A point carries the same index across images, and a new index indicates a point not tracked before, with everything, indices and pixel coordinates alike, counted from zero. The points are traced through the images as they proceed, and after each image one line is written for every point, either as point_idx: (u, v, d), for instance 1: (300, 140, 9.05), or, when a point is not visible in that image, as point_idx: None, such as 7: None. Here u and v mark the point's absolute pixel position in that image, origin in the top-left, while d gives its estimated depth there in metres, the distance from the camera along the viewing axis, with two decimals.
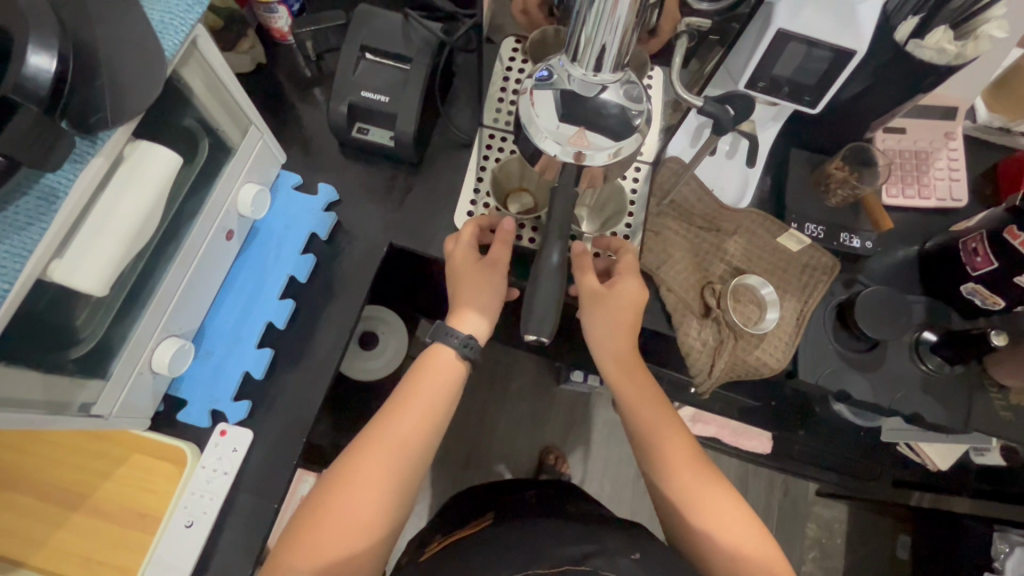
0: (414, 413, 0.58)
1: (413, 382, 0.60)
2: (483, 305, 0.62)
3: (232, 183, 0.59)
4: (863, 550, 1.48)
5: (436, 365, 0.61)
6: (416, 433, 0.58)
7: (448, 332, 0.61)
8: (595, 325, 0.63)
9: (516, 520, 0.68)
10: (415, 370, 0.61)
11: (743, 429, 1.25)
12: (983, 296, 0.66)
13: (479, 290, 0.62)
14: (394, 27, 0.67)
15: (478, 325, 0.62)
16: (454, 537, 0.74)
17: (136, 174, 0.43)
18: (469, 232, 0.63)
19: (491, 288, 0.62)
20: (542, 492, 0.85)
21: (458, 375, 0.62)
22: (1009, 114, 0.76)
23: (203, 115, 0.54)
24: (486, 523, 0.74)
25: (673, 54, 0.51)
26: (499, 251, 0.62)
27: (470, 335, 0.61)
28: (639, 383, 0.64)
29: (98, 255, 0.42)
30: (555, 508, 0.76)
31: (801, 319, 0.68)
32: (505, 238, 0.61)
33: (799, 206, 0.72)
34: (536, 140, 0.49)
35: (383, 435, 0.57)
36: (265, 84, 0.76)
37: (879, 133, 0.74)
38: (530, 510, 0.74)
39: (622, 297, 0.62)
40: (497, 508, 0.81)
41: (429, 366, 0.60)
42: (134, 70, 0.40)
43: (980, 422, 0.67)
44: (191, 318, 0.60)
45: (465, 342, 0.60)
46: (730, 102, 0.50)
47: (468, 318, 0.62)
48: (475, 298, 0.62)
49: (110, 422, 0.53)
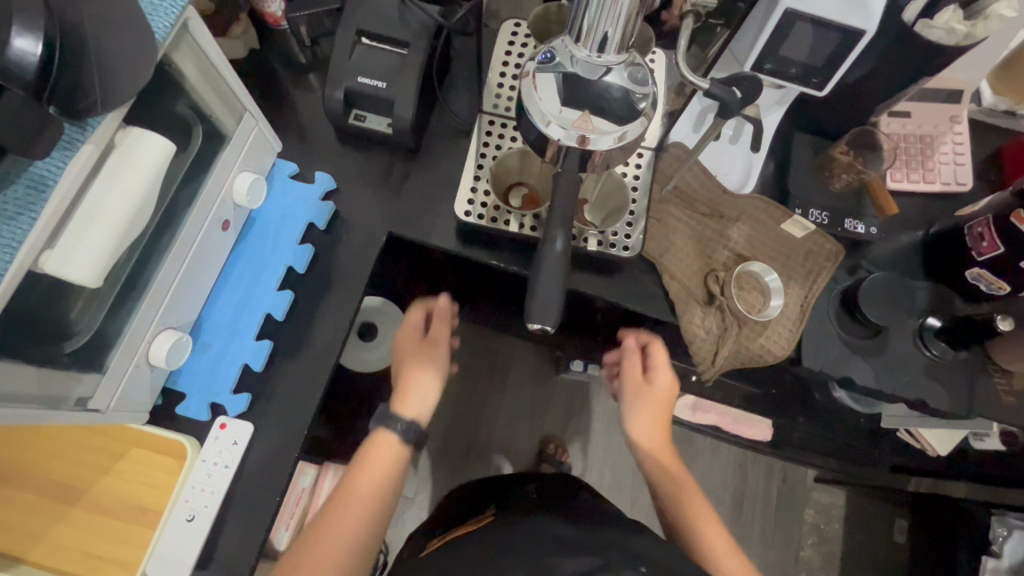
0: (361, 501, 0.56)
1: (360, 467, 0.58)
2: (427, 385, 0.65)
3: (227, 172, 0.58)
4: (861, 534, 1.50)
5: (382, 449, 0.60)
6: (360, 530, 0.55)
7: (391, 417, 0.62)
8: (636, 420, 0.68)
9: (520, 518, 0.68)
10: (362, 455, 0.60)
11: (744, 418, 1.24)
12: (988, 281, 0.66)
13: (421, 367, 0.66)
14: (390, 10, 0.66)
15: (423, 406, 0.64)
16: (455, 532, 0.75)
17: (128, 163, 0.42)
18: (414, 316, 0.70)
19: (429, 372, 0.65)
20: (544, 486, 0.85)
21: (403, 461, 0.61)
22: (1014, 96, 0.75)
23: (195, 101, 0.52)
24: (489, 516, 0.74)
25: (679, 34, 0.50)
26: (438, 333, 0.68)
27: (414, 420, 0.62)
28: (656, 445, 0.68)
29: (90, 245, 0.40)
30: (561, 504, 0.75)
31: (805, 307, 0.68)
32: (443, 315, 0.69)
33: (803, 192, 0.71)
34: (539, 125, 0.47)
35: (328, 529, 0.54)
36: (259, 71, 0.75)
37: (883, 116, 0.73)
38: (537, 505, 0.75)
39: (661, 386, 0.69)
40: (497, 502, 0.82)
41: (376, 453, 0.60)
42: (123, 54, 0.39)
43: (986, 407, 0.67)
44: (187, 311, 0.59)
45: (408, 426, 0.61)
46: (737, 84, 0.49)
47: (413, 396, 0.64)
48: (418, 370, 0.66)
49: (107, 417, 0.52)
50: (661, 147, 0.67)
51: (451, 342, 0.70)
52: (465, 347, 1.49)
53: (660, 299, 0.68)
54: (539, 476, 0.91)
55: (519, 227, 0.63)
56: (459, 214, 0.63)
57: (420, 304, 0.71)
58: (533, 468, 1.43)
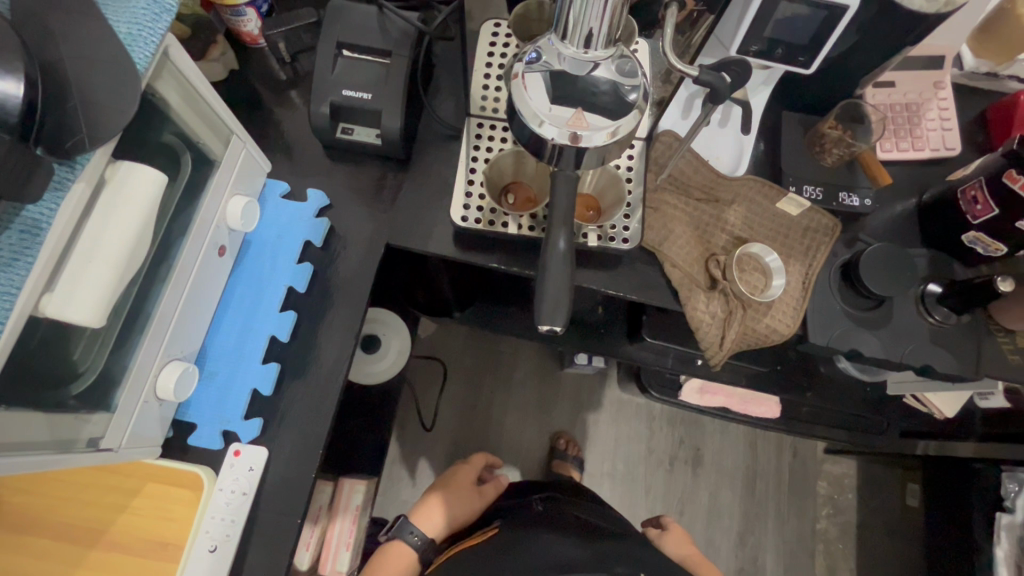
0: None
1: (383, 564, 0.89)
2: (456, 499, 1.01)
3: (219, 197, 0.57)
4: (873, 501, 1.52)
5: (398, 553, 0.90)
6: None
7: (410, 530, 0.93)
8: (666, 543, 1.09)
9: (524, 531, 0.85)
10: (385, 554, 0.90)
11: (752, 397, 1.25)
12: (985, 244, 0.66)
13: (460, 494, 1.03)
14: (369, 21, 0.65)
15: (431, 523, 0.95)
16: (461, 546, 0.86)
17: (120, 197, 0.41)
18: (471, 466, 1.12)
19: (465, 487, 1.05)
20: (547, 496, 0.97)
21: (412, 559, 0.91)
22: (994, 58, 0.75)
23: (181, 128, 0.52)
24: (495, 532, 0.86)
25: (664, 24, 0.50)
26: (486, 488, 1.07)
27: (423, 532, 0.93)
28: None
29: (90, 284, 0.40)
30: (559, 512, 0.91)
31: (807, 284, 0.68)
32: (496, 484, 1.08)
33: (796, 169, 0.71)
34: (532, 126, 0.47)
35: None
36: (239, 91, 0.74)
37: (869, 87, 0.73)
38: (539, 519, 0.88)
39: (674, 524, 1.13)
40: (503, 516, 0.93)
41: (395, 549, 0.90)
42: (107, 89, 0.38)
43: (990, 368, 0.68)
44: (191, 341, 0.58)
45: (420, 535, 0.92)
46: (726, 70, 0.49)
47: (433, 512, 0.97)
48: (449, 494, 1.01)
49: (120, 455, 0.51)
50: (652, 134, 0.67)
51: (492, 488, 1.08)
52: (469, 350, 1.48)
53: (664, 289, 0.68)
54: (542, 488, 1.02)
55: (517, 228, 0.62)
56: (456, 219, 0.63)
57: (481, 456, 1.14)
58: (546, 465, 1.43)
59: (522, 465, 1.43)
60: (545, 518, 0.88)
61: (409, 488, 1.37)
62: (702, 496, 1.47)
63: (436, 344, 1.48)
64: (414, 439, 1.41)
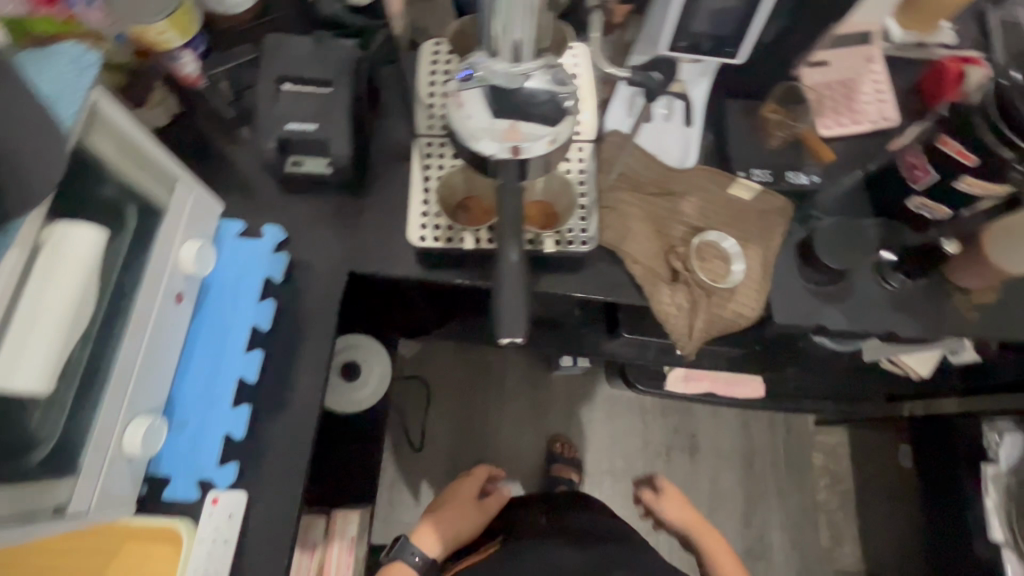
0: None
1: None
2: (454, 519, 0.99)
3: (171, 243, 0.57)
4: (869, 466, 1.54)
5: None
6: None
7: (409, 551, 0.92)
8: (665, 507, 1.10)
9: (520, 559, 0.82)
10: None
11: (734, 377, 1.23)
12: (930, 208, 0.68)
13: (458, 513, 1.01)
14: (306, 52, 0.65)
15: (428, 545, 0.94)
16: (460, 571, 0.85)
17: (57, 260, 0.41)
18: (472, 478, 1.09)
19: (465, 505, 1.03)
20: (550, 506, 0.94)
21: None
22: (918, 29, 0.78)
23: (123, 180, 0.51)
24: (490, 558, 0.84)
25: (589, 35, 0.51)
26: (488, 503, 1.05)
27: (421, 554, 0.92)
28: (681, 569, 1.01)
29: (35, 352, 0.39)
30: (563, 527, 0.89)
31: (766, 265, 0.69)
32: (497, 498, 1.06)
33: (744, 154, 0.72)
34: (472, 143, 0.47)
35: None
36: (186, 135, 0.73)
37: (803, 69, 0.76)
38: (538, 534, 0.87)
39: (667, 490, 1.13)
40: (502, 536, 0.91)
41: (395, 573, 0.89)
42: (34, 151, 0.37)
43: (951, 327, 0.69)
44: (156, 392, 0.57)
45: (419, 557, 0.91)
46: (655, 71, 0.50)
47: (430, 536, 0.95)
48: (445, 516, 0.99)
49: (91, 517, 0.50)
50: (599, 136, 0.68)
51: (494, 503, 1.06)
52: (456, 365, 1.48)
53: (627, 286, 0.69)
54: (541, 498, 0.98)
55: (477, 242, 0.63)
56: (414, 240, 0.63)
57: (483, 467, 1.10)
58: (544, 470, 1.43)
59: (521, 473, 1.43)
60: (547, 533, 0.87)
61: (409, 509, 1.36)
62: (702, 482, 1.48)
63: (423, 362, 1.47)
64: (410, 460, 1.40)
